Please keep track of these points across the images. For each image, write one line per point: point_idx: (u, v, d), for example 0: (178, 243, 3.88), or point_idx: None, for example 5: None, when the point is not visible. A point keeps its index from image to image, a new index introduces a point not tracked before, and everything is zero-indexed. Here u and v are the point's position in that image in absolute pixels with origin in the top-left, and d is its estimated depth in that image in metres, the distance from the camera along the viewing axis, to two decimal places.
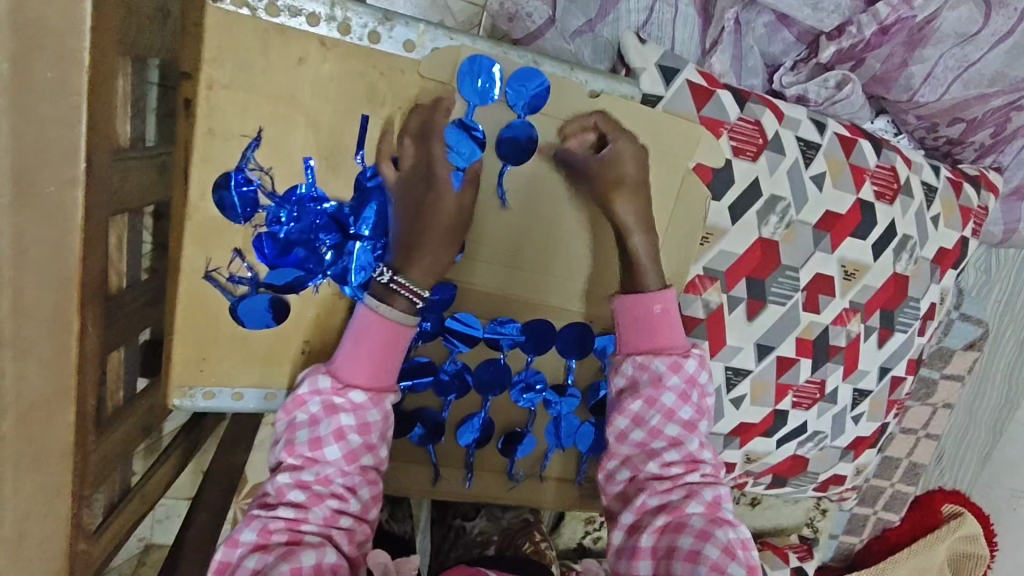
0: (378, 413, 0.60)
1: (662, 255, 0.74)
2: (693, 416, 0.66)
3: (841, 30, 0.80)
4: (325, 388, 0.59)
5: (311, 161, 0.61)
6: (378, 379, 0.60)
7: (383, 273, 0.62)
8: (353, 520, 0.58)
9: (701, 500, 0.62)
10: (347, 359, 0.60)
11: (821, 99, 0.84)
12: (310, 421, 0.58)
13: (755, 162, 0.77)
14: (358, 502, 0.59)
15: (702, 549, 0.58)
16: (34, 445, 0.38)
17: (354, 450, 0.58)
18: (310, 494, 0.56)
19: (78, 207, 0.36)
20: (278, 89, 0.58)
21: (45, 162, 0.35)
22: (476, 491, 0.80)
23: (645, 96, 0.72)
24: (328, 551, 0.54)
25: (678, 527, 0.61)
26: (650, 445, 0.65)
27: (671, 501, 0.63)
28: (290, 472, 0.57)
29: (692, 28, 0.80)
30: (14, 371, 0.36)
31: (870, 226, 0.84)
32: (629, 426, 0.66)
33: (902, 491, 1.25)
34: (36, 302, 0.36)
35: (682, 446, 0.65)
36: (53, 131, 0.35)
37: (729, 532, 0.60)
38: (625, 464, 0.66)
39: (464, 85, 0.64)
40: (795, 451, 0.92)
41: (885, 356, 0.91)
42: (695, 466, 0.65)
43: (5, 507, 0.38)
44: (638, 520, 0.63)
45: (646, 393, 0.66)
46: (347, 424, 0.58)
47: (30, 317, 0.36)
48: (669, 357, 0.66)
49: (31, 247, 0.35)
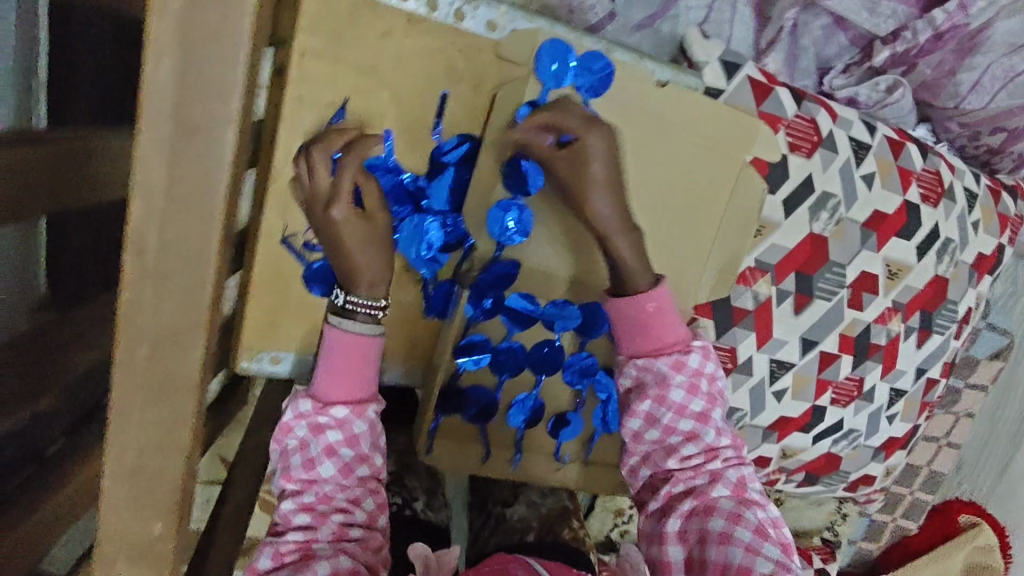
0: (363, 424, 0.65)
1: (716, 244, 0.77)
2: (704, 407, 0.71)
3: (896, 35, 0.82)
4: (308, 411, 0.64)
5: (391, 133, 0.64)
6: (358, 392, 0.65)
7: (338, 295, 0.64)
8: (362, 529, 0.63)
9: (727, 483, 0.68)
10: (323, 380, 0.64)
11: (872, 101, 0.86)
12: (300, 445, 0.63)
13: (809, 158, 0.79)
14: (364, 512, 0.63)
15: (733, 531, 0.64)
16: (166, 373, 0.39)
17: (348, 464, 0.63)
18: (315, 514, 0.61)
19: (229, 144, 0.36)
20: (365, 60, 0.60)
21: (205, 102, 0.35)
22: (522, 473, 0.81)
23: (708, 88, 0.75)
24: (341, 559, 0.59)
25: (706, 510, 0.66)
26: (667, 441, 0.70)
27: (697, 485, 0.68)
28: (292, 498, 0.62)
29: (749, 26, 0.83)
30: (154, 301, 0.38)
31: (915, 226, 0.85)
32: (643, 426, 0.71)
33: (921, 499, 1.30)
34: (181, 236, 0.37)
35: (698, 439, 0.70)
36: (216, 72, 0.34)
37: (758, 513, 0.66)
38: (646, 462, 0.72)
39: (540, 66, 0.63)
40: (829, 448, 0.95)
41: (922, 357, 0.92)
42: (715, 454, 0.69)
43: (131, 432, 0.40)
44: (666, 507, 0.69)
45: (653, 392, 0.70)
46: (335, 440, 0.63)
47: (175, 249, 0.37)
48: (670, 356, 0.70)
49: (183, 184, 0.36)
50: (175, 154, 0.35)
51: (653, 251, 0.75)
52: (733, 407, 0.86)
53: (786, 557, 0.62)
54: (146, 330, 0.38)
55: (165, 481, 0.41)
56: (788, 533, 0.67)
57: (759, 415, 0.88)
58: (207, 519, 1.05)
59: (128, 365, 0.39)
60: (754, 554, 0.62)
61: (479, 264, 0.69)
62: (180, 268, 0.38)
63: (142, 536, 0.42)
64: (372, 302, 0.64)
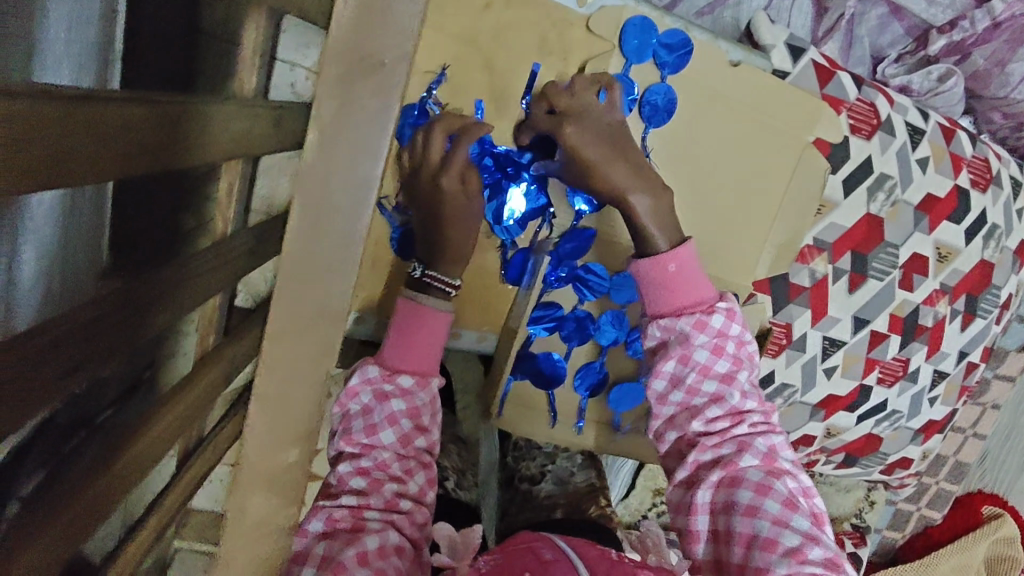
0: (425, 396, 0.65)
1: (777, 223, 0.79)
2: (730, 368, 0.65)
3: (953, 25, 0.85)
4: (375, 376, 0.63)
5: (481, 103, 0.67)
6: (424, 365, 0.65)
7: (415, 267, 0.68)
8: (411, 502, 0.61)
9: (756, 453, 0.62)
10: (392, 349, 0.65)
11: (924, 90, 0.90)
12: (363, 411, 0.63)
13: (869, 141, 0.82)
14: (415, 484, 0.62)
15: (761, 504, 0.58)
16: (316, 302, 0.41)
17: (407, 433, 0.63)
18: (370, 480, 0.60)
19: (400, 83, 0.36)
20: (466, 30, 0.64)
21: (379, 40, 0.36)
22: (585, 440, 0.85)
23: (775, 71, 0.77)
24: (390, 533, 0.56)
25: (733, 481, 0.61)
26: (691, 403, 0.66)
27: (724, 455, 0.63)
28: (349, 461, 0.61)
29: (806, 16, 0.85)
30: (313, 232, 0.39)
31: (965, 211, 0.88)
32: (667, 388, 0.67)
33: (946, 489, 1.33)
34: (340, 172, 0.38)
35: (723, 401, 0.64)
36: (396, 8, 0.36)
37: (788, 483, 0.61)
38: (671, 424, 0.67)
39: (624, 42, 0.68)
40: (871, 429, 0.97)
41: (966, 340, 0.95)
42: (741, 418, 0.64)
43: (280, 358, 0.42)
44: (694, 476, 0.64)
45: (677, 352, 0.65)
46: (398, 409, 0.63)
47: (330, 184, 0.38)
48: (692, 316, 0.65)
49: (351, 119, 0.37)
50: (348, 91, 0.36)
51: (692, 232, 0.77)
52: (785, 382, 0.89)
53: (816, 528, 0.57)
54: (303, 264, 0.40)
55: (306, 408, 0.43)
56: (820, 503, 0.62)
57: (809, 391, 0.91)
58: None
59: (283, 293, 0.40)
60: (781, 527, 0.57)
61: (558, 232, 0.74)
62: (337, 201, 0.39)
63: (277, 465, 0.44)
64: (447, 279, 0.68)
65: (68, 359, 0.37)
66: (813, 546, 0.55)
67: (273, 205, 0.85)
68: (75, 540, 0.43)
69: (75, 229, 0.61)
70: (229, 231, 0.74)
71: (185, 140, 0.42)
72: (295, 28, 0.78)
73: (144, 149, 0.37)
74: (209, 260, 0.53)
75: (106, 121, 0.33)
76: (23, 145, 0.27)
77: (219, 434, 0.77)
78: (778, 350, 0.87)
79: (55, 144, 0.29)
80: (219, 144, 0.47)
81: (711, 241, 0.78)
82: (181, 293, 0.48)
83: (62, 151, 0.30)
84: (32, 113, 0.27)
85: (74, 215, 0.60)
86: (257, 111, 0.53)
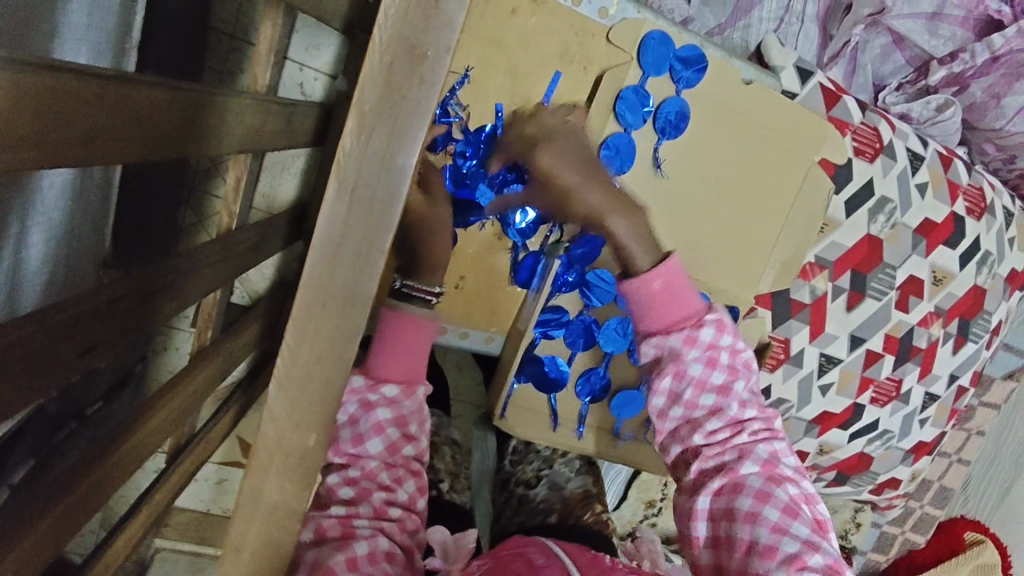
0: (412, 406, 0.61)
1: (780, 243, 0.81)
2: (726, 378, 0.64)
3: (953, 56, 0.89)
4: (359, 387, 0.60)
5: (502, 106, 0.68)
6: (411, 372, 0.62)
7: (397, 279, 0.65)
8: (402, 510, 0.59)
9: (757, 459, 0.61)
10: (381, 359, 0.61)
11: (923, 118, 0.93)
12: (349, 421, 0.59)
13: (872, 163, 0.84)
14: (405, 493, 0.60)
15: (761, 511, 0.58)
16: None
17: (394, 442, 0.59)
18: (358, 489, 0.58)
19: (444, 73, 0.29)
20: (491, 34, 0.65)
21: (436, 14, 0.28)
22: (585, 445, 0.85)
23: (785, 91, 0.80)
24: (381, 539, 0.54)
25: (734, 488, 0.60)
26: (692, 416, 0.65)
27: (726, 461, 0.62)
28: (338, 472, 0.59)
29: (812, 41, 0.88)
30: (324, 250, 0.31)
31: (960, 236, 0.92)
32: (666, 404, 0.66)
33: (931, 513, 1.35)
34: (361, 181, 0.30)
35: (723, 412, 0.63)
36: None
37: (790, 490, 0.60)
38: (675, 438, 0.66)
39: (644, 55, 0.69)
40: (863, 447, 0.98)
41: (957, 363, 0.98)
42: (741, 428, 0.63)
43: None
44: (697, 481, 0.64)
45: (670, 367, 0.65)
46: (384, 418, 0.59)
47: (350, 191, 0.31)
48: (681, 333, 0.64)
49: (386, 113, 0.29)
50: (387, 79, 0.29)
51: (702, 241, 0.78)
52: (782, 397, 0.91)
53: (816, 536, 0.57)
54: (310, 287, 0.32)
55: None
56: (824, 509, 0.62)
57: (804, 407, 0.92)
58: (225, 500, 1.00)
59: None
60: (780, 534, 0.56)
61: (568, 235, 0.75)
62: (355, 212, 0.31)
63: None
64: (429, 288, 0.65)
65: (83, 339, 0.38)
66: (812, 553, 0.55)
67: (275, 206, 0.83)
68: (67, 523, 0.41)
69: (80, 216, 0.59)
70: (234, 226, 0.71)
71: (202, 130, 0.40)
72: (309, 28, 0.75)
73: (162, 136, 0.35)
74: (211, 254, 0.52)
75: (138, 103, 0.32)
76: (27, 121, 0.25)
77: (209, 431, 0.71)
78: (776, 364, 0.88)
79: (86, 123, 0.28)
80: (234, 130, 0.45)
81: (720, 253, 0.79)
82: (186, 280, 0.48)
83: (91, 134, 0.29)
84: (39, 86, 0.25)
85: (80, 202, 0.59)
86: (270, 108, 0.51)
